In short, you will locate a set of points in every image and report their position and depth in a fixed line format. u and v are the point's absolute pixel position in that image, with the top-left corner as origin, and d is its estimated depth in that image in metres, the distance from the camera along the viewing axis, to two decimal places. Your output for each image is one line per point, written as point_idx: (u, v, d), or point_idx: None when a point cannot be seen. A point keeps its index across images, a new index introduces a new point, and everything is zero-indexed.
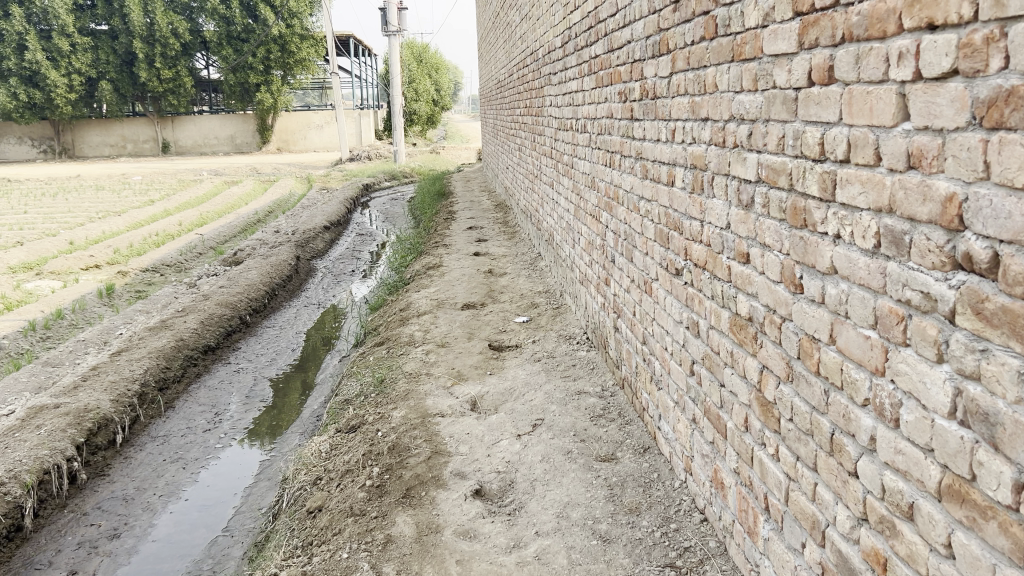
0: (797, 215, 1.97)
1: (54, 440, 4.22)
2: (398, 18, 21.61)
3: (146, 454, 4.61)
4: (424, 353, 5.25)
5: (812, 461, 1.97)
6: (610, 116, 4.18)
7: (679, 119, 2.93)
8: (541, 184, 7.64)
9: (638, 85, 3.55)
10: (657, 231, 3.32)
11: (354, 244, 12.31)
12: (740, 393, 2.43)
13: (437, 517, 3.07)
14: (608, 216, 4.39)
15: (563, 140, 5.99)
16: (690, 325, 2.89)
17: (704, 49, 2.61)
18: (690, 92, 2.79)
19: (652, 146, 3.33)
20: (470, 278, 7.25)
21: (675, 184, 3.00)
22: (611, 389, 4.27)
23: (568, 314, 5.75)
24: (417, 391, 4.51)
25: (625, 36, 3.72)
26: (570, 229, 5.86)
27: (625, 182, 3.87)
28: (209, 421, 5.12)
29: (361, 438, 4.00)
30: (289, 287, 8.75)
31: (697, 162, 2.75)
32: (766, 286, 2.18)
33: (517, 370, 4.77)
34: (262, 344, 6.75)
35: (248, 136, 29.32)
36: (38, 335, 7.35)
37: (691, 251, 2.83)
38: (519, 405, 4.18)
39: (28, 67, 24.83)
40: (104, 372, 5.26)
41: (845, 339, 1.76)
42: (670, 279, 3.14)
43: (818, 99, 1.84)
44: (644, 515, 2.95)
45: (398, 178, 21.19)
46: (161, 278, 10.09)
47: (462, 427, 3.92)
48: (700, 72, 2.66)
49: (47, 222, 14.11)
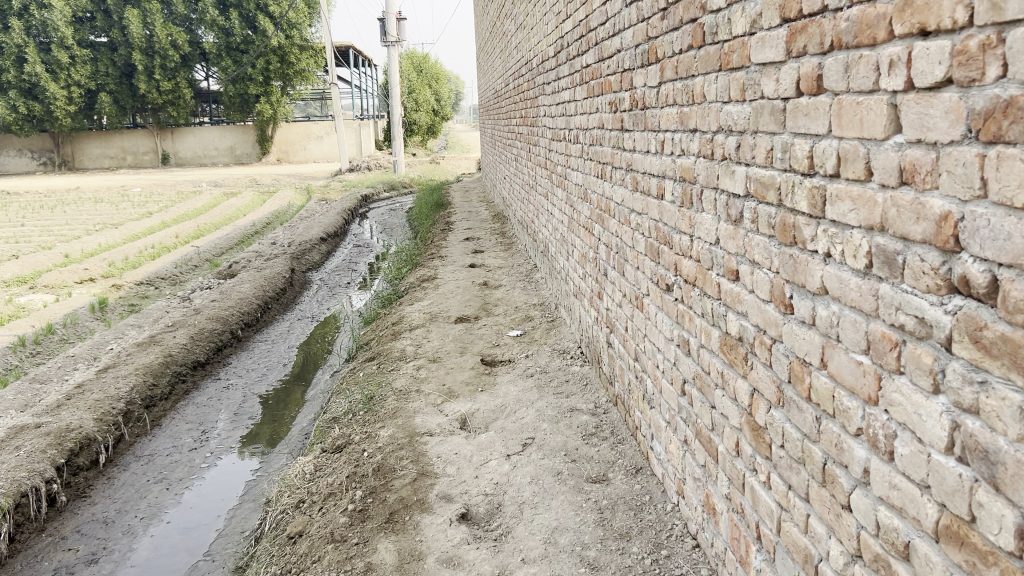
0: (786, 231, 1.87)
1: (33, 461, 4.11)
2: (396, 28, 21.61)
3: (129, 475, 4.51)
4: (415, 368, 5.15)
5: (804, 491, 1.86)
6: (601, 126, 4.10)
7: (668, 130, 2.84)
8: (535, 195, 7.55)
9: (627, 95, 3.47)
10: (647, 246, 3.22)
11: (350, 255, 12.22)
12: (731, 416, 2.33)
13: (420, 543, 2.97)
14: (600, 228, 4.29)
15: (557, 150, 5.91)
16: (681, 343, 2.79)
17: (692, 58, 2.52)
18: (679, 102, 2.70)
19: (641, 158, 3.24)
20: (465, 290, 7.15)
21: (665, 197, 2.91)
22: (604, 406, 4.16)
23: (562, 328, 5.65)
24: (406, 408, 4.41)
25: (615, 45, 3.64)
26: (564, 241, 5.77)
27: (616, 193, 3.78)
28: (195, 440, 5.02)
29: (347, 458, 3.90)
30: (283, 300, 8.67)
31: (686, 175, 2.65)
32: (755, 305, 2.08)
33: (509, 386, 4.66)
34: (253, 359, 6.66)
35: (248, 147, 29.30)
36: (27, 351, 7.26)
37: (681, 266, 2.74)
38: (509, 423, 4.08)
39: (27, 79, 24.85)
40: (89, 390, 5.17)
41: (837, 364, 1.66)
42: (661, 295, 3.05)
43: (806, 110, 1.74)
44: (635, 540, 2.84)
45: (397, 189, 21.14)
46: (155, 291, 10.02)
47: (450, 447, 3.82)
48: (688, 82, 2.57)
49: (44, 235, 14.06)
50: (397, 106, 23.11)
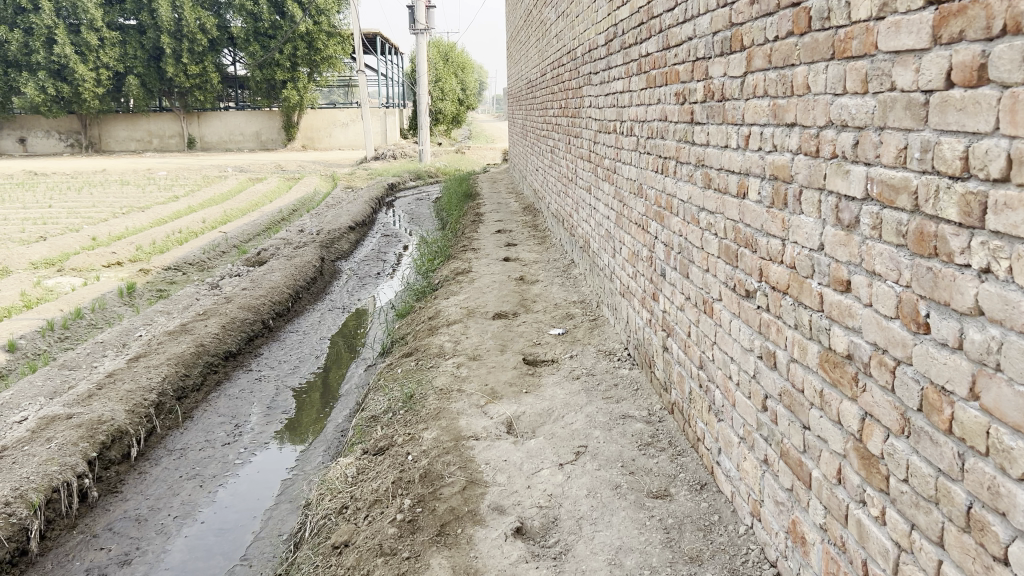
0: (923, 241, 1.66)
1: (65, 454, 3.97)
2: (425, 16, 21.38)
3: (161, 470, 4.36)
4: (455, 367, 4.95)
5: (936, 533, 1.66)
6: (663, 118, 3.89)
7: (755, 123, 2.62)
8: (575, 189, 7.33)
9: (700, 86, 3.25)
10: (721, 247, 3.01)
11: (379, 245, 12.07)
12: (833, 440, 2.12)
13: (476, 560, 2.79)
14: (657, 226, 4.08)
15: (604, 143, 5.70)
16: (765, 355, 2.59)
17: (792, 46, 2.30)
18: (771, 94, 2.48)
19: (718, 153, 3.02)
20: (501, 285, 6.94)
21: (748, 195, 2.70)
22: (658, 413, 3.95)
23: (606, 327, 5.45)
24: (449, 409, 4.23)
25: (686, 31, 3.42)
26: (609, 237, 5.56)
27: (681, 190, 3.57)
28: (228, 434, 4.86)
29: (390, 462, 3.73)
30: (313, 290, 8.51)
31: (778, 173, 2.44)
32: (873, 321, 1.88)
33: (555, 388, 4.46)
34: (285, 350, 6.50)
35: (274, 134, 29.23)
36: (55, 336, 7.15)
37: (768, 272, 2.53)
38: (560, 429, 3.88)
39: (56, 61, 24.92)
40: (120, 379, 5.02)
41: (993, 396, 1.46)
42: (739, 301, 2.84)
43: (958, 104, 1.53)
44: (707, 565, 2.64)
45: (423, 178, 20.95)
46: (183, 277, 9.90)
47: (499, 453, 3.63)
48: (785, 72, 2.36)
49: (71, 217, 14.01)
50: (424, 94, 22.89)
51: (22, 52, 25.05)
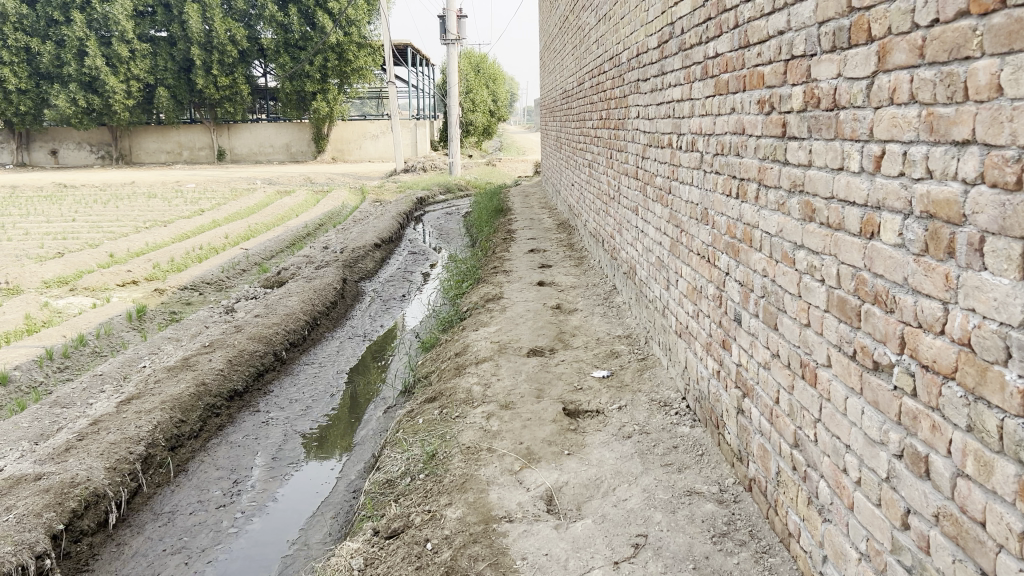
0: None
1: (23, 531, 3.37)
2: (456, 26, 20.82)
3: (143, 541, 3.74)
4: (483, 419, 4.27)
5: None
6: (739, 130, 3.20)
7: (894, 140, 1.93)
8: (618, 208, 6.64)
9: (796, 91, 2.56)
10: (833, 298, 2.31)
11: (406, 264, 11.46)
12: None
13: None
14: (729, 260, 3.38)
15: (655, 157, 5.04)
16: (912, 459, 1.88)
17: (967, 30, 1.62)
18: (924, 100, 1.79)
19: (825, 177, 2.34)
20: (536, 315, 6.26)
21: (880, 237, 2.01)
22: (731, 490, 3.25)
23: (658, 371, 4.73)
24: (477, 477, 3.56)
25: (775, 22, 2.74)
26: (662, 265, 4.86)
27: (767, 220, 2.87)
28: (225, 493, 4.24)
29: (405, 552, 3.12)
30: (333, 315, 7.89)
31: (939, 211, 1.74)
32: None
33: (603, 450, 3.77)
34: (298, 387, 5.88)
35: (303, 146, 28.85)
36: (53, 366, 6.59)
37: (920, 344, 1.83)
38: (611, 509, 3.18)
39: (87, 72, 24.74)
40: (105, 428, 4.41)
41: None
42: (861, 374, 2.14)
43: None
44: None
45: (453, 191, 20.32)
46: (200, 298, 9.36)
47: (538, 542, 2.96)
48: (953, 67, 1.67)
49: (92, 232, 13.56)
50: (455, 105, 22.23)
51: (54, 64, 24.92)
